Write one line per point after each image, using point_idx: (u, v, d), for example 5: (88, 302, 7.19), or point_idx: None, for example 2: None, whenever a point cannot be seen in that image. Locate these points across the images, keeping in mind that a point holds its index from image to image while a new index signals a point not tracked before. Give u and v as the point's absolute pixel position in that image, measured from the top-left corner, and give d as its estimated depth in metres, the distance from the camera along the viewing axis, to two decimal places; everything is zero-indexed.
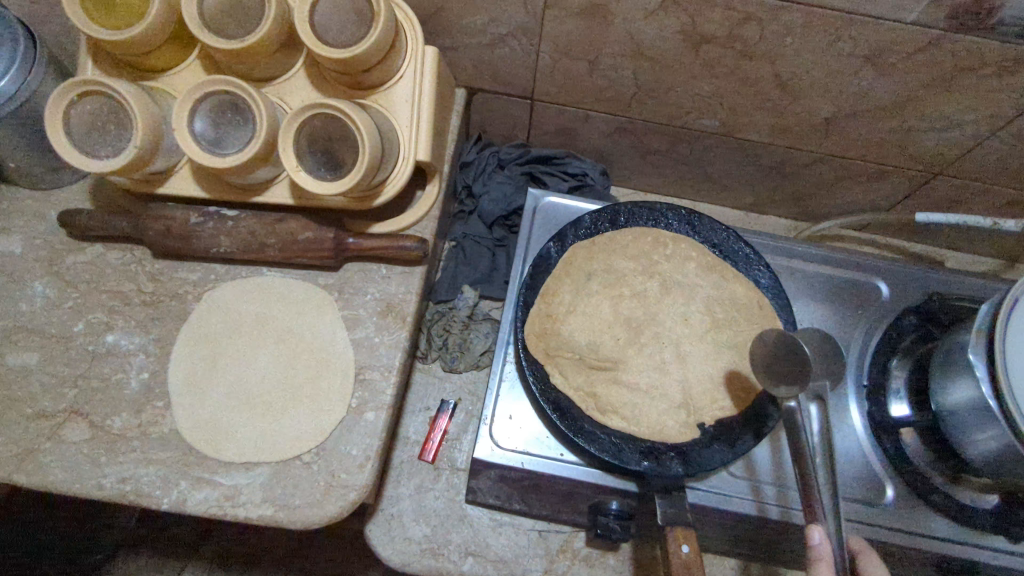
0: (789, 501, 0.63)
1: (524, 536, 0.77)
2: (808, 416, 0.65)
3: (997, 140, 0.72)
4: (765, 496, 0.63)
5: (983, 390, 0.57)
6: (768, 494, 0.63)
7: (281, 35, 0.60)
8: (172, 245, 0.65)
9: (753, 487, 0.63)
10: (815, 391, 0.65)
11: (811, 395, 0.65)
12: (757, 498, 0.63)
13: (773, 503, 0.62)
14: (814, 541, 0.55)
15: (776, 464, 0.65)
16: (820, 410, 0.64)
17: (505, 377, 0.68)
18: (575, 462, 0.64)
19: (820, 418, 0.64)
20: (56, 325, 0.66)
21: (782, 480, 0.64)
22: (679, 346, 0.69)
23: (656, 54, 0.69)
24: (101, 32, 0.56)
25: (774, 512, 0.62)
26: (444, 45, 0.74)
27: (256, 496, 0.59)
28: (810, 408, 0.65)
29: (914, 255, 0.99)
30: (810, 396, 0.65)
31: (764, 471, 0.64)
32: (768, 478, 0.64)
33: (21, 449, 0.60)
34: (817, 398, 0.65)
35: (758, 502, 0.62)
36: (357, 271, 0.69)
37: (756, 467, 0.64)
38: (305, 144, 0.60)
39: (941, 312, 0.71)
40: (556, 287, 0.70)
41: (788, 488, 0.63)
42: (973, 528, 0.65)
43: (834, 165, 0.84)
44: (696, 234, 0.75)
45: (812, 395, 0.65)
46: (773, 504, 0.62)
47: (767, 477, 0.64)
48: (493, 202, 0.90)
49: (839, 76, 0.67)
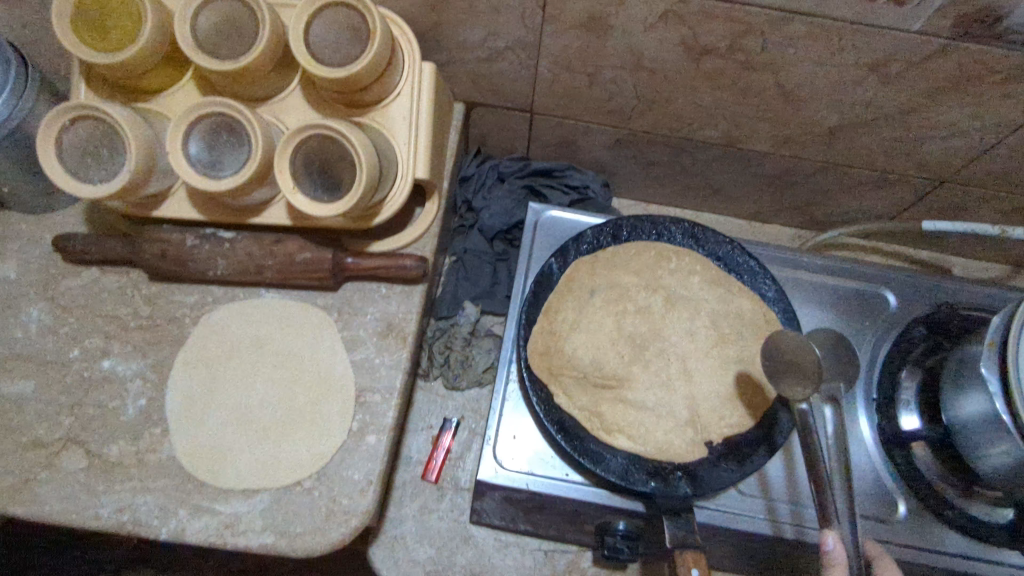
0: (804, 518, 0.61)
1: (530, 556, 0.76)
2: (824, 420, 0.64)
3: (1004, 148, 0.70)
4: (778, 514, 0.62)
5: (996, 405, 0.55)
6: (782, 513, 0.62)
7: (277, 55, 0.59)
8: (168, 268, 0.64)
9: (768, 506, 0.62)
10: (829, 392, 0.66)
11: (825, 397, 0.66)
12: (771, 517, 0.61)
13: (787, 522, 0.61)
14: (827, 547, 0.54)
15: (790, 482, 0.63)
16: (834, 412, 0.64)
17: (508, 397, 0.67)
18: (581, 483, 0.63)
19: (834, 420, 0.64)
20: (51, 351, 0.65)
21: (797, 498, 0.62)
22: (685, 362, 0.68)
23: (657, 67, 0.68)
24: (92, 56, 0.55)
25: (789, 531, 0.61)
26: (442, 60, 0.73)
27: (256, 524, 0.58)
28: (823, 410, 0.65)
29: (921, 263, 0.97)
30: (823, 398, 0.66)
31: (778, 489, 0.63)
32: (782, 496, 0.63)
33: (17, 479, 0.60)
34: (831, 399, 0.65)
35: (772, 521, 0.61)
36: (356, 291, 0.68)
37: (769, 486, 0.63)
38: (301, 165, 0.58)
39: (951, 322, 0.70)
40: (559, 303, 0.69)
41: (804, 506, 0.62)
42: (986, 544, 0.63)
43: (838, 174, 0.82)
44: (700, 248, 0.73)
45: (826, 397, 0.66)
46: (788, 523, 0.61)
47: (782, 496, 0.63)
48: (493, 217, 0.88)
49: (842, 85, 0.66)
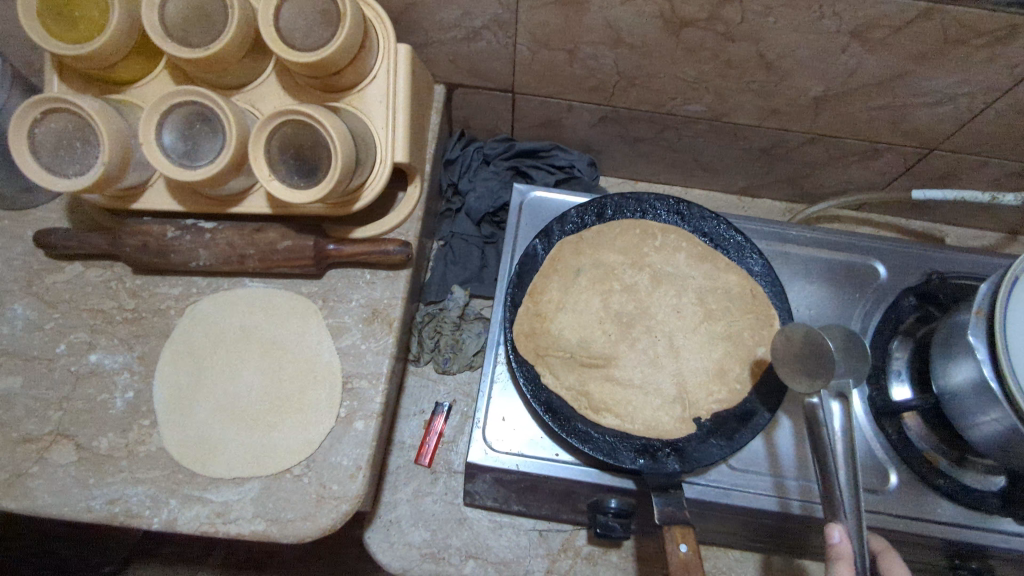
0: (813, 494, 0.61)
1: (524, 536, 0.77)
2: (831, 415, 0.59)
3: (994, 112, 0.69)
4: (787, 490, 0.61)
5: (985, 371, 0.55)
6: (791, 489, 0.62)
7: (247, 41, 0.58)
8: (150, 260, 0.64)
9: (776, 483, 0.62)
10: (839, 388, 0.58)
11: (834, 392, 0.58)
12: (779, 494, 0.61)
13: (795, 498, 0.61)
14: (833, 540, 0.53)
15: (799, 459, 0.63)
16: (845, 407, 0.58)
17: (497, 379, 0.67)
18: (571, 462, 0.63)
19: (844, 416, 0.58)
20: (38, 346, 0.65)
21: (805, 474, 0.62)
22: (672, 339, 0.68)
23: (636, 40, 0.67)
24: (61, 48, 0.55)
25: (796, 507, 0.60)
26: (420, 41, 0.72)
27: (247, 511, 0.58)
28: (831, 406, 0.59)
29: (914, 233, 0.96)
30: (832, 393, 0.58)
31: (788, 464, 0.63)
32: (791, 472, 0.63)
33: (8, 473, 0.60)
34: (841, 396, 0.58)
35: (781, 498, 0.61)
36: (340, 279, 0.68)
37: (779, 462, 0.63)
38: (276, 151, 0.58)
39: (940, 293, 0.70)
40: (544, 284, 0.69)
41: (812, 481, 0.62)
42: (979, 511, 0.63)
43: (826, 145, 0.81)
44: (686, 224, 0.73)
45: (835, 392, 0.58)
46: (796, 499, 0.61)
47: (792, 472, 0.62)
48: (480, 199, 0.88)
49: (826, 53, 0.65)
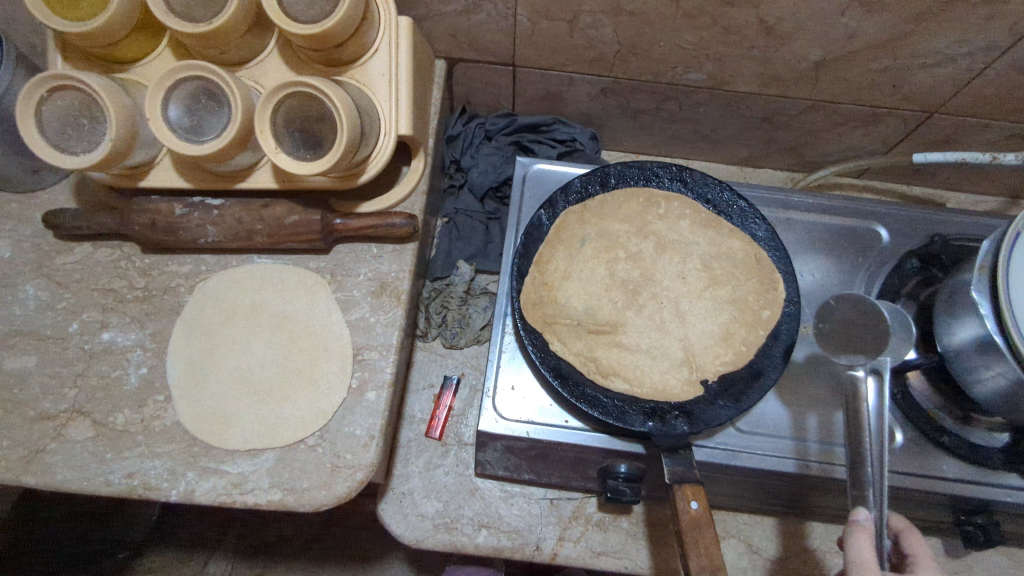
0: (833, 457, 0.62)
1: (535, 505, 0.78)
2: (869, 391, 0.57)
3: (993, 72, 0.69)
4: (807, 452, 0.62)
5: (988, 326, 0.55)
6: (810, 451, 0.62)
7: (249, 15, 0.58)
8: (158, 237, 0.64)
9: (795, 446, 0.62)
10: (874, 364, 0.56)
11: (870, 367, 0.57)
12: (796, 456, 0.62)
13: (813, 460, 0.62)
14: (858, 517, 0.53)
15: (818, 423, 0.64)
16: (881, 383, 0.56)
17: (505, 349, 0.68)
18: (580, 428, 0.64)
19: (878, 393, 0.56)
20: (50, 325, 0.66)
21: (824, 437, 0.63)
22: (678, 304, 0.69)
23: (635, 8, 0.67)
24: (64, 24, 0.55)
25: (813, 468, 0.61)
26: (420, 15, 0.72)
27: (264, 481, 0.59)
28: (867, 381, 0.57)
29: (914, 199, 0.97)
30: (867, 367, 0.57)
31: (809, 428, 0.64)
32: (811, 435, 0.63)
33: (25, 450, 0.61)
34: (876, 372, 0.57)
35: (797, 460, 0.62)
36: (347, 253, 0.69)
37: (797, 425, 0.64)
38: (282, 124, 0.58)
39: (942, 253, 0.70)
40: (550, 253, 0.70)
41: (834, 445, 0.63)
42: (985, 467, 0.64)
43: (827, 112, 0.82)
44: (689, 192, 0.73)
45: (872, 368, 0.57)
46: (813, 461, 0.62)
47: (811, 436, 0.63)
48: (482, 174, 0.89)
49: (825, 16, 0.65)
